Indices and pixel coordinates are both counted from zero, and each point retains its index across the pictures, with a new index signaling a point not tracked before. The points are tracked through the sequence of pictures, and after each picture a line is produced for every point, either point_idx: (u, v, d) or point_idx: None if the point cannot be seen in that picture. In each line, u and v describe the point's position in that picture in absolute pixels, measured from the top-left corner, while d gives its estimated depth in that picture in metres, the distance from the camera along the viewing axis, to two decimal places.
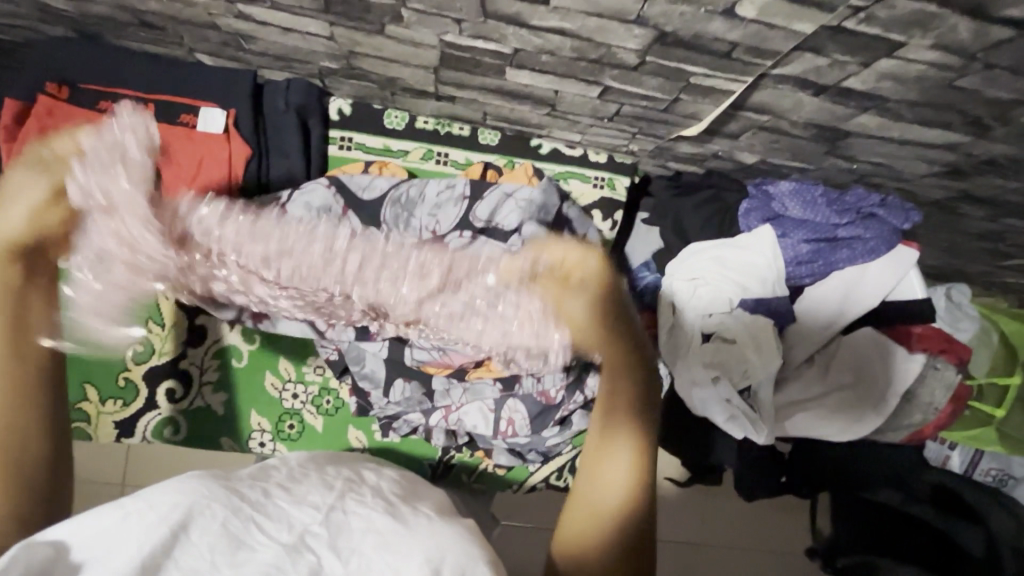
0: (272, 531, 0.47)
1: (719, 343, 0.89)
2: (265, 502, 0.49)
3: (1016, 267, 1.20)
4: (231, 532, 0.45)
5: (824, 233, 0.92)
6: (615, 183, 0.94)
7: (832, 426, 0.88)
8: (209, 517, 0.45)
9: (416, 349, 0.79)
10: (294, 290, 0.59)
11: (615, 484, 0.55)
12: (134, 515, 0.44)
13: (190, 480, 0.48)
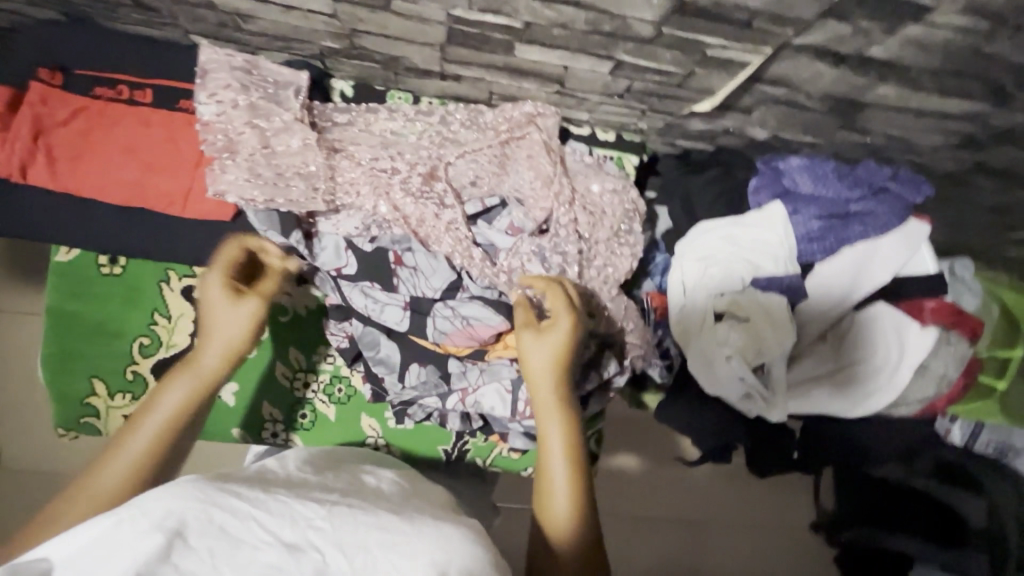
0: (271, 525, 0.47)
1: (732, 322, 0.88)
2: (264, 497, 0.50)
3: None
4: (231, 536, 0.45)
5: (836, 209, 0.91)
6: (623, 162, 0.92)
7: (846, 402, 0.88)
8: (207, 520, 0.46)
9: (439, 319, 0.78)
10: (377, 174, 0.80)
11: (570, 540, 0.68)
12: (128, 521, 0.44)
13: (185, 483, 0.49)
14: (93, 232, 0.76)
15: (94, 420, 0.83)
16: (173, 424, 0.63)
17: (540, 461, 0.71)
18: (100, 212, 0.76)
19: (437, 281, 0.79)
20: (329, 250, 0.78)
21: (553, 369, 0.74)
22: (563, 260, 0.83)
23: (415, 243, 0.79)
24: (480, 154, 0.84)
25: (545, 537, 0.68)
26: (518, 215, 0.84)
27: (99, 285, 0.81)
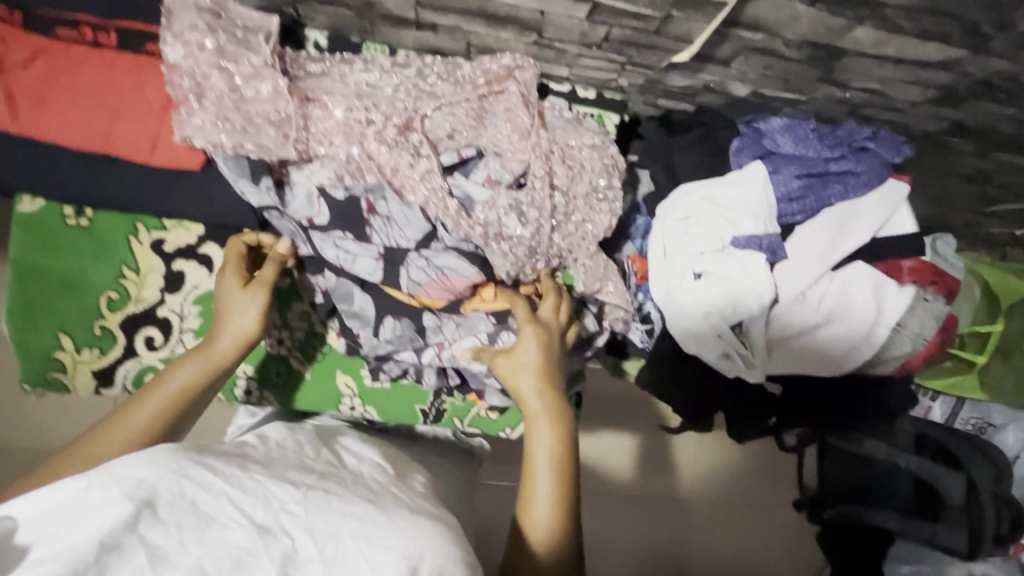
0: (242, 504, 0.48)
1: (711, 281, 0.88)
2: (240, 478, 0.51)
3: (1002, 213, 1.21)
4: (200, 510, 0.47)
5: (815, 168, 0.91)
6: (604, 120, 0.92)
7: (822, 362, 0.89)
8: (177, 492, 0.47)
9: (414, 268, 0.79)
10: (350, 119, 0.78)
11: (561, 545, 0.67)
12: (99, 486, 0.45)
13: (159, 453, 0.50)
14: (61, 178, 0.75)
15: (60, 375, 0.81)
16: (178, 400, 0.69)
17: (526, 466, 0.71)
18: (67, 159, 0.75)
19: (411, 231, 0.78)
20: (302, 199, 0.78)
21: (542, 377, 0.75)
22: (540, 215, 0.81)
23: (388, 192, 0.78)
24: (457, 106, 0.82)
25: (525, 543, 0.67)
26: (494, 166, 0.83)
27: (64, 237, 0.79)
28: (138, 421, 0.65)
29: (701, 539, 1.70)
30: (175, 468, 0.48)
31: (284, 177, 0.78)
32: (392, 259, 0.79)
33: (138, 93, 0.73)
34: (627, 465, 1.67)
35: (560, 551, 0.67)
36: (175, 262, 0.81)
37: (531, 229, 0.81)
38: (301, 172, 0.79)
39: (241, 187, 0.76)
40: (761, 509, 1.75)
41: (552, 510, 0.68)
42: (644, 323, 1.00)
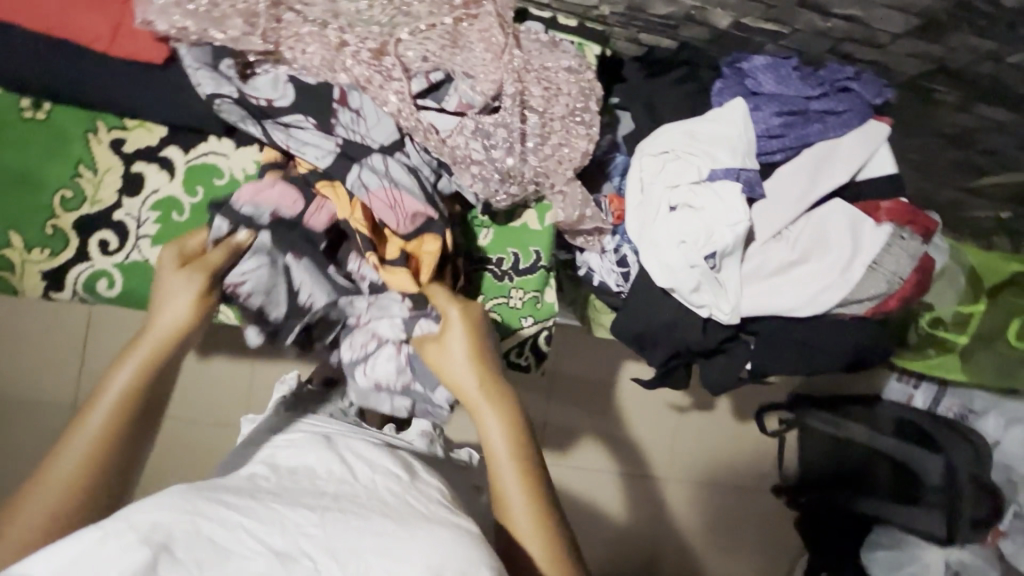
0: (262, 533, 0.44)
1: (686, 213, 0.86)
2: (257, 508, 0.46)
3: (989, 187, 1.20)
4: (224, 545, 0.42)
5: (796, 105, 0.89)
6: (585, 49, 0.90)
7: (797, 300, 0.87)
8: (195, 531, 0.42)
9: (367, 173, 0.76)
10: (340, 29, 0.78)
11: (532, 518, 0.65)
12: (111, 535, 0.40)
13: (174, 497, 0.44)
14: (12, 63, 0.72)
15: (8, 275, 0.78)
16: (132, 396, 0.62)
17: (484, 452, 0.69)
18: (19, 37, 0.71)
19: (375, 126, 0.78)
20: (271, 81, 0.76)
21: (475, 358, 0.74)
22: (512, 135, 0.80)
23: (364, 102, 0.78)
24: (432, 30, 0.80)
25: (507, 525, 0.66)
26: (464, 90, 0.80)
27: (18, 128, 0.76)
28: (96, 426, 0.59)
29: (672, 517, 1.68)
30: (196, 512, 0.44)
31: (253, 66, 0.77)
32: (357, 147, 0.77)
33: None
34: (605, 443, 1.62)
35: (541, 524, 0.65)
36: (135, 164, 0.79)
37: (503, 145, 0.79)
38: (273, 67, 0.77)
39: (201, 76, 0.74)
40: (735, 492, 1.73)
41: (519, 489, 0.66)
42: (621, 267, 0.96)
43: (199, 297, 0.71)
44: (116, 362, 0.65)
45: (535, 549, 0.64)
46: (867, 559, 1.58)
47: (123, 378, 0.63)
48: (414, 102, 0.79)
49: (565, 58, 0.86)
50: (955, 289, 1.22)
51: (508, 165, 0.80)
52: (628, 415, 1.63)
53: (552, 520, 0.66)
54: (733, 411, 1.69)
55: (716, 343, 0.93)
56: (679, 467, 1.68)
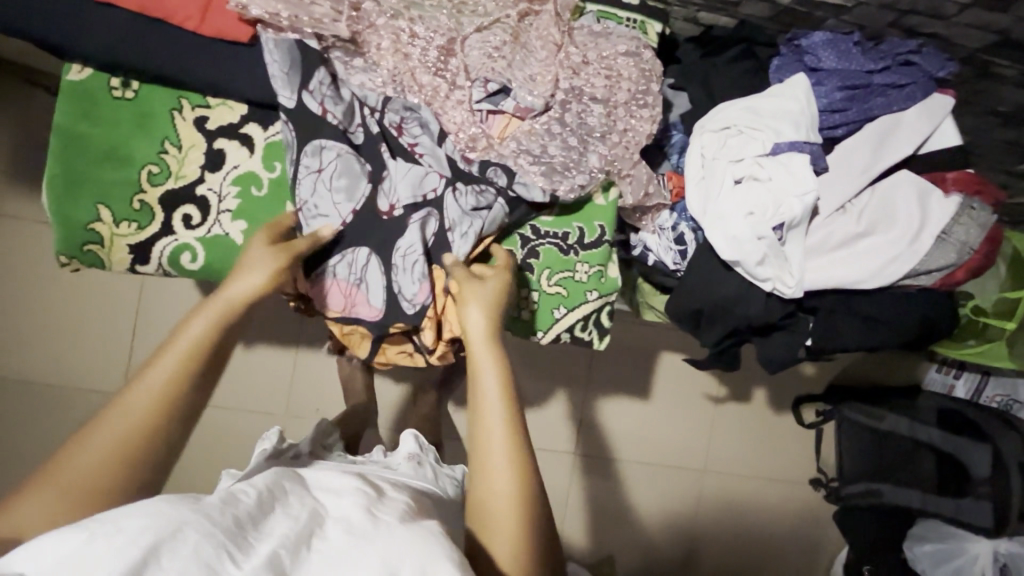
0: (245, 555, 0.45)
1: (752, 184, 0.87)
2: (240, 530, 0.46)
3: None
4: (207, 560, 0.43)
5: (858, 80, 0.90)
6: (647, 28, 0.92)
7: (863, 271, 0.87)
8: (182, 541, 0.43)
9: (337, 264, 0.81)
10: (411, 33, 0.82)
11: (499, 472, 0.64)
12: (100, 538, 0.42)
13: (162, 502, 0.46)
14: (107, 43, 0.74)
15: (97, 248, 0.81)
16: (170, 395, 0.59)
17: (474, 389, 0.69)
18: (115, 16, 0.74)
19: (427, 163, 0.82)
20: (345, 108, 0.80)
21: (490, 303, 0.76)
22: (567, 134, 0.83)
23: (422, 115, 0.83)
24: (492, 27, 0.84)
25: (479, 451, 0.66)
26: (523, 96, 0.84)
27: (109, 107, 0.79)
28: (136, 418, 0.57)
29: (708, 510, 1.66)
30: (183, 518, 0.45)
31: (332, 72, 0.79)
32: (398, 177, 0.81)
33: None
34: (640, 434, 1.61)
35: (521, 474, 0.65)
36: (217, 141, 0.82)
37: (560, 141, 0.83)
38: (348, 75, 0.82)
39: (277, 67, 0.76)
40: (773, 484, 1.70)
41: (502, 427, 0.66)
42: (678, 244, 0.96)
43: (271, 276, 0.71)
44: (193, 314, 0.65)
45: (505, 492, 0.64)
46: (912, 553, 1.51)
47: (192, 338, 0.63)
48: (474, 106, 0.84)
49: (627, 44, 0.87)
50: (996, 277, 1.22)
51: (569, 151, 0.82)
52: (665, 406, 1.62)
53: (528, 474, 0.65)
54: (770, 402, 1.67)
55: (778, 318, 0.93)
56: (716, 459, 1.66)
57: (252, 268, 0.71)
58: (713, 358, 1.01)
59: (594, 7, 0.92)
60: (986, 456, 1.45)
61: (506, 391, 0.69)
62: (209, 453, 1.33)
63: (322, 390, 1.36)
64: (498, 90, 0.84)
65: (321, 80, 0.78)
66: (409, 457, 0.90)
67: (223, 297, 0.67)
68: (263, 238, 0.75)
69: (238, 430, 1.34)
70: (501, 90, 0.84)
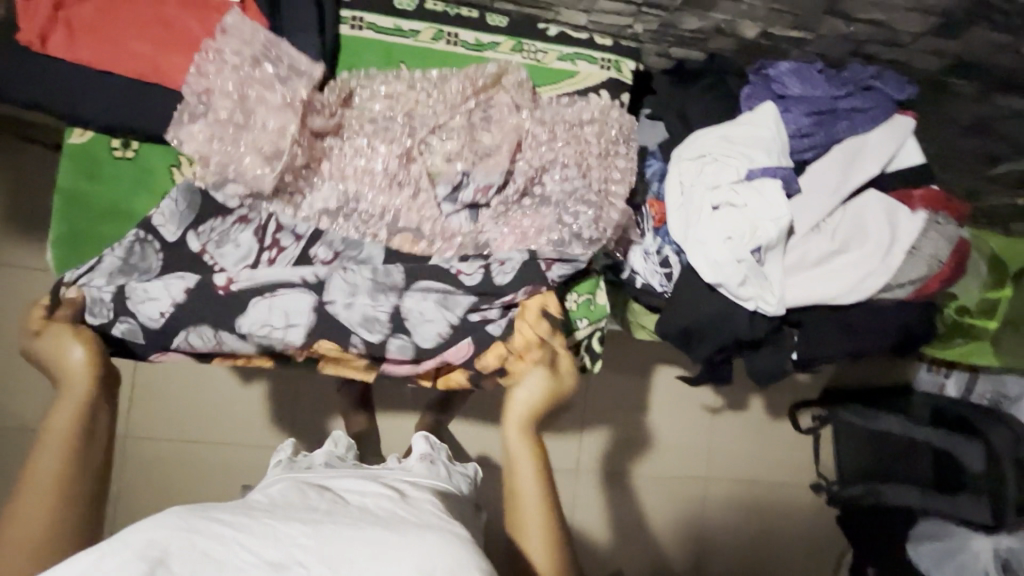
0: (253, 546, 0.49)
1: (729, 211, 0.91)
2: (248, 522, 0.51)
3: (1003, 178, 1.26)
4: (218, 558, 0.48)
5: (825, 106, 0.95)
6: (621, 66, 0.96)
7: (840, 288, 0.91)
8: (189, 546, 0.48)
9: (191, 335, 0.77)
10: (399, 91, 0.88)
11: (534, 520, 0.72)
12: (110, 554, 0.46)
13: (170, 515, 0.50)
14: (106, 110, 0.78)
15: None
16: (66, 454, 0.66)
17: (514, 492, 0.73)
18: (112, 85, 0.77)
19: (313, 280, 0.78)
20: (239, 252, 0.81)
21: (540, 382, 0.76)
22: (512, 233, 0.85)
23: (385, 222, 0.85)
24: (468, 113, 0.89)
25: (517, 511, 0.72)
26: (481, 177, 0.85)
27: (110, 167, 0.83)
28: (47, 477, 0.64)
29: (711, 518, 1.67)
30: (190, 526, 0.49)
31: (251, 214, 0.82)
32: (282, 277, 0.79)
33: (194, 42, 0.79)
34: (641, 447, 1.63)
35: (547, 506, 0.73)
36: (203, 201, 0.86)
37: (540, 219, 0.85)
38: (271, 210, 0.83)
39: (172, 208, 0.82)
40: (776, 489, 1.72)
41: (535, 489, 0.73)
42: (664, 267, 1.00)
43: (82, 338, 0.73)
44: (49, 413, 0.69)
45: (547, 541, 0.71)
46: (915, 554, 1.49)
47: (55, 429, 0.67)
48: (438, 202, 0.86)
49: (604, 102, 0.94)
50: (978, 279, 1.26)
51: (525, 237, 0.84)
52: (664, 418, 1.64)
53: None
54: (766, 409, 1.70)
55: (763, 334, 0.96)
56: (718, 469, 1.69)
57: (70, 346, 0.73)
58: (706, 374, 1.04)
59: (563, 50, 0.94)
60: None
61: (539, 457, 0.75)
62: (217, 491, 1.34)
63: (326, 424, 1.37)
64: (459, 174, 0.86)
65: (259, 230, 0.82)
66: (421, 457, 0.90)
67: (70, 387, 0.71)
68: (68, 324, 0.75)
69: (246, 466, 1.35)
70: (461, 171, 0.86)
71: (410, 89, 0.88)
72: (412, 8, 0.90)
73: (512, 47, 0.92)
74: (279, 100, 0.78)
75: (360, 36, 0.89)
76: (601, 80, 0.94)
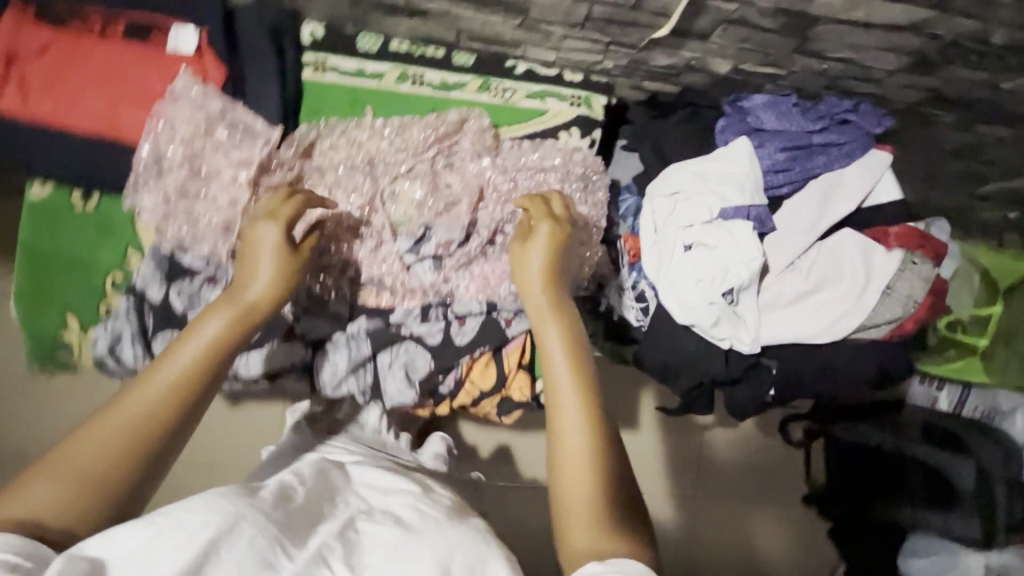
0: (291, 547, 0.50)
1: (701, 251, 0.90)
2: (286, 520, 0.52)
3: (990, 199, 1.23)
4: (261, 552, 0.48)
5: (800, 141, 0.93)
6: (591, 102, 0.94)
7: (816, 328, 0.90)
8: (238, 535, 0.48)
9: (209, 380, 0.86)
10: (366, 136, 0.87)
11: (568, 406, 0.63)
12: (165, 535, 0.46)
13: (213, 498, 0.50)
14: (65, 162, 0.77)
15: (67, 354, 0.84)
16: (210, 357, 0.59)
17: (545, 366, 0.67)
18: (67, 139, 0.77)
19: (306, 366, 0.86)
20: None
21: (548, 267, 0.75)
22: (472, 279, 0.87)
23: (347, 276, 0.86)
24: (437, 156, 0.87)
25: (553, 395, 0.64)
26: (443, 233, 0.86)
27: (70, 219, 0.82)
28: (171, 377, 0.56)
29: (704, 539, 1.64)
30: (234, 513, 0.50)
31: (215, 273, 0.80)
32: (282, 364, 0.86)
33: (147, 82, 0.78)
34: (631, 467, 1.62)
35: (584, 392, 0.64)
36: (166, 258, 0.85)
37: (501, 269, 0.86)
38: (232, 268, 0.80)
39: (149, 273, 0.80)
40: (777, 515, 1.65)
41: (569, 376, 0.65)
42: (639, 302, 0.99)
43: (286, 271, 0.69)
44: (206, 312, 0.63)
45: (586, 446, 0.61)
46: (905, 567, 1.50)
47: (209, 332, 0.60)
48: (404, 262, 0.86)
49: (574, 140, 0.93)
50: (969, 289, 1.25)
51: (485, 285, 0.87)
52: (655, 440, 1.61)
53: (614, 474, 0.61)
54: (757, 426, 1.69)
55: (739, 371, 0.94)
56: (713, 493, 1.63)
57: (262, 260, 0.69)
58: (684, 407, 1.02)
59: (531, 87, 0.92)
60: (970, 474, 1.46)
61: (570, 340, 0.68)
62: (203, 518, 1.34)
63: None
64: (421, 235, 0.86)
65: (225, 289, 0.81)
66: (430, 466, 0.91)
67: (243, 300, 0.65)
68: (257, 215, 0.73)
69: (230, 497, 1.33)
70: (423, 233, 0.86)
71: (376, 133, 0.87)
72: (376, 50, 0.89)
73: (479, 87, 0.91)
74: (235, 152, 0.77)
75: (323, 80, 0.88)
76: (571, 117, 0.93)
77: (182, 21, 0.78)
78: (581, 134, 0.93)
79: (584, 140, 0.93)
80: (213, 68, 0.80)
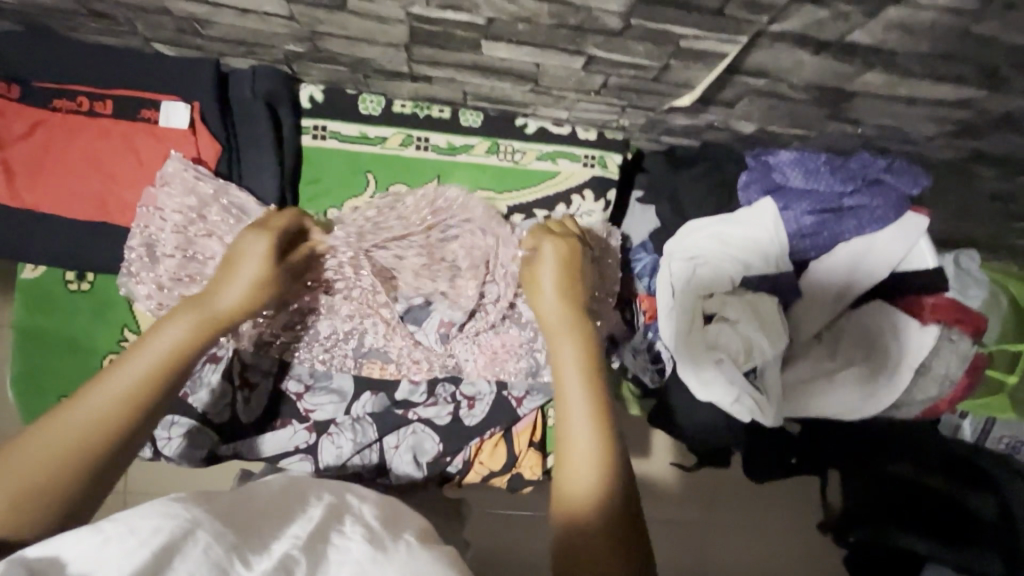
0: (248, 553, 0.38)
1: (723, 324, 0.85)
2: (248, 526, 0.41)
3: None
4: (216, 561, 0.37)
5: (829, 203, 0.87)
6: (606, 162, 0.88)
7: (844, 405, 0.85)
8: (191, 544, 0.38)
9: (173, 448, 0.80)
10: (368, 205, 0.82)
11: (570, 371, 0.65)
12: (109, 542, 0.36)
13: (172, 501, 0.40)
14: (62, 246, 0.75)
15: None
16: (173, 360, 0.57)
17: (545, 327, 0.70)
18: (67, 224, 0.75)
19: (308, 449, 0.81)
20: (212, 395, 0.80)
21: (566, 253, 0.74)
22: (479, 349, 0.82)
23: (349, 347, 0.82)
24: (443, 221, 0.82)
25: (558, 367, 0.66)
26: (449, 309, 0.81)
27: (66, 301, 0.79)
28: (133, 374, 0.54)
29: None
30: (191, 518, 0.39)
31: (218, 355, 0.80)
32: (278, 445, 0.81)
33: (141, 160, 0.75)
34: None
35: (588, 360, 0.65)
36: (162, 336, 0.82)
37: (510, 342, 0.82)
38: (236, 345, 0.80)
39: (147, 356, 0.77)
40: None
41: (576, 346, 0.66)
42: (655, 364, 0.93)
43: (265, 259, 0.68)
44: (172, 317, 0.60)
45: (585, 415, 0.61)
46: None
47: (177, 329, 0.58)
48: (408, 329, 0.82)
49: (587, 204, 0.88)
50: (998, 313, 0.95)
51: (493, 359, 0.82)
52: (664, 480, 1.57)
53: (610, 422, 0.61)
54: None
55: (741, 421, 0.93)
56: None
57: (251, 245, 0.68)
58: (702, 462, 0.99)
59: (543, 148, 0.87)
60: (993, 504, 1.05)
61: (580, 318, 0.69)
62: None
63: None
64: (424, 302, 0.83)
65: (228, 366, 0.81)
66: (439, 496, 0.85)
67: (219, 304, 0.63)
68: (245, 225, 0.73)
69: None
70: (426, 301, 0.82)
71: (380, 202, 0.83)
72: (378, 113, 0.84)
73: (487, 150, 0.86)
74: (230, 235, 0.74)
75: (323, 146, 0.83)
76: (585, 178, 0.88)
77: (171, 96, 0.75)
78: (595, 197, 0.88)
79: (598, 204, 0.88)
80: (207, 142, 0.76)
